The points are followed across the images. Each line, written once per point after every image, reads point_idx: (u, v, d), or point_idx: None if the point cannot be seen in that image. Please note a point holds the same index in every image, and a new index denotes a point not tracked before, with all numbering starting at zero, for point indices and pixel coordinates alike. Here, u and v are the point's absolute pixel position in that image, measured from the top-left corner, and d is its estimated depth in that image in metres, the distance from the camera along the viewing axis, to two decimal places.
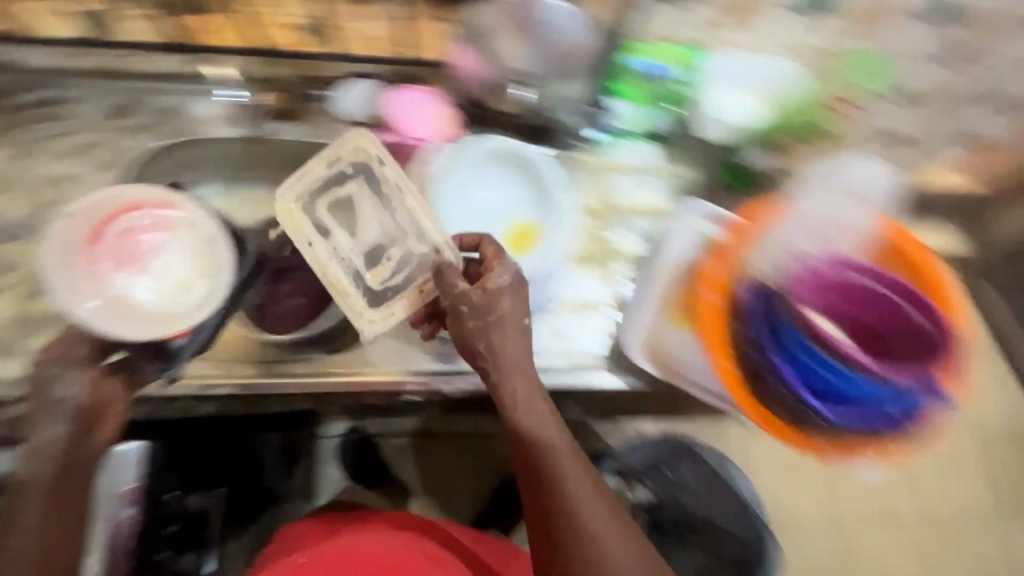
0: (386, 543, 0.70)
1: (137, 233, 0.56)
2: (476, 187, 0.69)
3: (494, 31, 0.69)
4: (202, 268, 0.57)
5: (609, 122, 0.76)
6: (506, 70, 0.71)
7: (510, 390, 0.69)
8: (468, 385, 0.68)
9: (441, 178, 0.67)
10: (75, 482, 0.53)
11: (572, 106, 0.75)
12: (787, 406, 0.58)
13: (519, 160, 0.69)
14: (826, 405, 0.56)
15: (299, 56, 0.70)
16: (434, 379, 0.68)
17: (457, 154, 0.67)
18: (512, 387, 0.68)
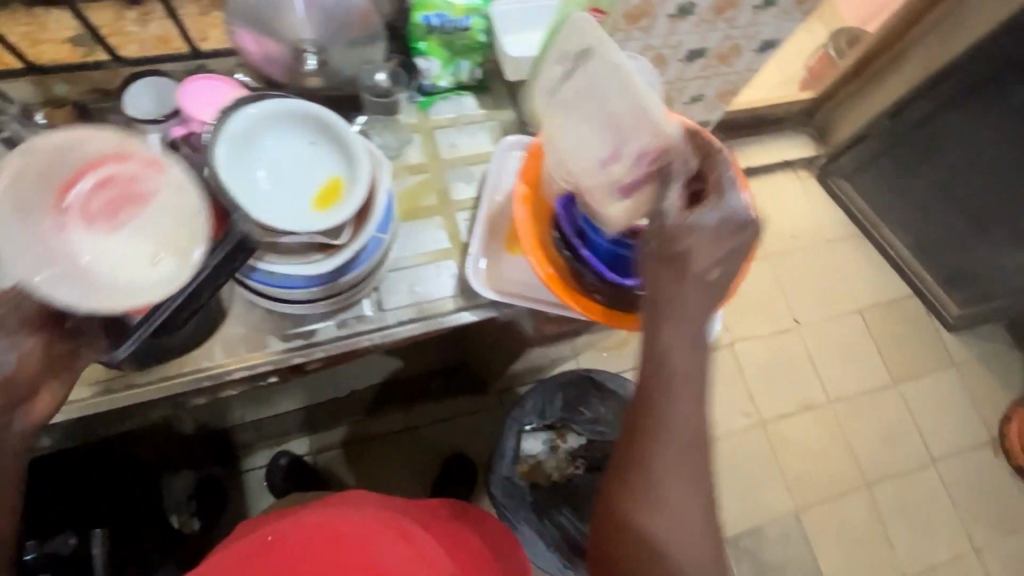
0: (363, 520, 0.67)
1: (124, 192, 0.56)
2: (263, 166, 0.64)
3: (263, 6, 0.67)
4: (178, 242, 0.56)
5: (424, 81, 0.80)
6: (294, 41, 0.69)
7: (365, 346, 0.70)
8: (323, 353, 0.69)
9: (217, 148, 0.60)
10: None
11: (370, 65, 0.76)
12: (610, 289, 0.63)
13: (300, 120, 0.65)
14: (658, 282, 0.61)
15: (77, 67, 0.73)
16: (290, 358, 0.68)
17: (228, 125, 0.61)
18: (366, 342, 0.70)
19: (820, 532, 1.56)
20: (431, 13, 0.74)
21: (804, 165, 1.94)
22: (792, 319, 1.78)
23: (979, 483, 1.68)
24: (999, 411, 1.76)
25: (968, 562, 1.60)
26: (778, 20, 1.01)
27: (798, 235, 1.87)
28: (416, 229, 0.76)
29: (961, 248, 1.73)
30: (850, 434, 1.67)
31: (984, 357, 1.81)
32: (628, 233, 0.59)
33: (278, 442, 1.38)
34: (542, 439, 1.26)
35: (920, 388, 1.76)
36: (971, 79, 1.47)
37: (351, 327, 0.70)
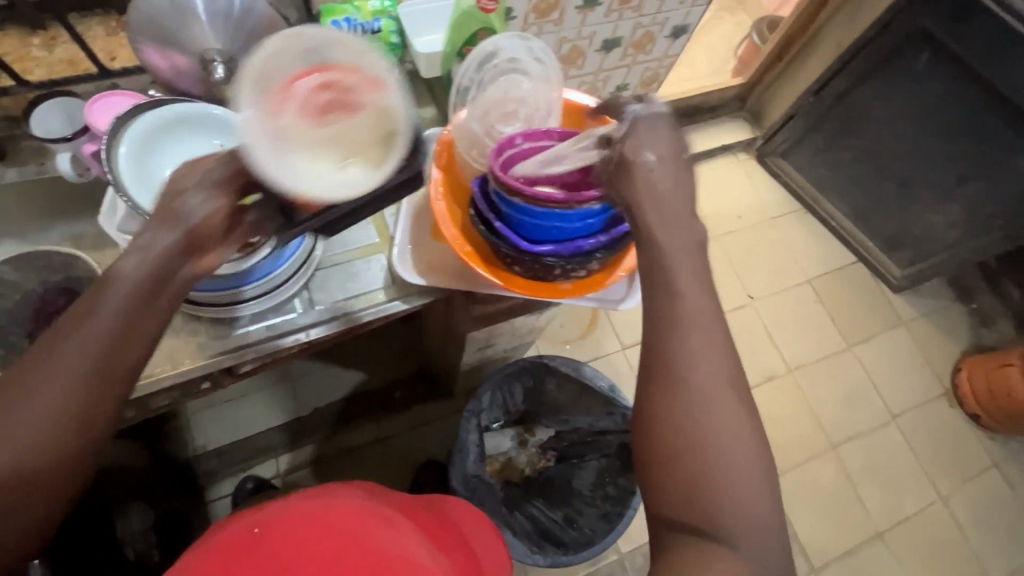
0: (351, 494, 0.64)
1: (338, 97, 0.56)
2: (169, 165, 0.64)
3: (167, 20, 0.68)
4: (367, 156, 0.57)
5: None
6: (203, 51, 0.71)
7: (296, 338, 0.71)
8: (253, 353, 0.70)
9: (118, 145, 0.60)
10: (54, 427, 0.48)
11: None
12: (523, 259, 0.64)
13: (208, 123, 0.66)
14: (563, 246, 0.63)
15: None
16: (219, 362, 0.68)
17: (131, 126, 0.62)
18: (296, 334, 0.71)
19: (793, 497, 1.59)
20: (339, 18, 0.76)
21: (743, 147, 2.03)
22: (746, 295, 1.83)
23: (940, 435, 1.73)
24: (952, 363, 1.82)
25: (938, 512, 1.63)
26: (683, 6, 1.08)
27: (744, 214, 1.94)
28: (345, 226, 0.78)
29: (893, 213, 1.80)
30: (812, 400, 1.72)
31: (931, 314, 1.88)
32: (528, 203, 0.60)
33: (245, 467, 1.34)
34: (511, 436, 1.30)
35: (874, 348, 1.81)
36: (878, 53, 1.54)
37: (277, 320, 0.71)
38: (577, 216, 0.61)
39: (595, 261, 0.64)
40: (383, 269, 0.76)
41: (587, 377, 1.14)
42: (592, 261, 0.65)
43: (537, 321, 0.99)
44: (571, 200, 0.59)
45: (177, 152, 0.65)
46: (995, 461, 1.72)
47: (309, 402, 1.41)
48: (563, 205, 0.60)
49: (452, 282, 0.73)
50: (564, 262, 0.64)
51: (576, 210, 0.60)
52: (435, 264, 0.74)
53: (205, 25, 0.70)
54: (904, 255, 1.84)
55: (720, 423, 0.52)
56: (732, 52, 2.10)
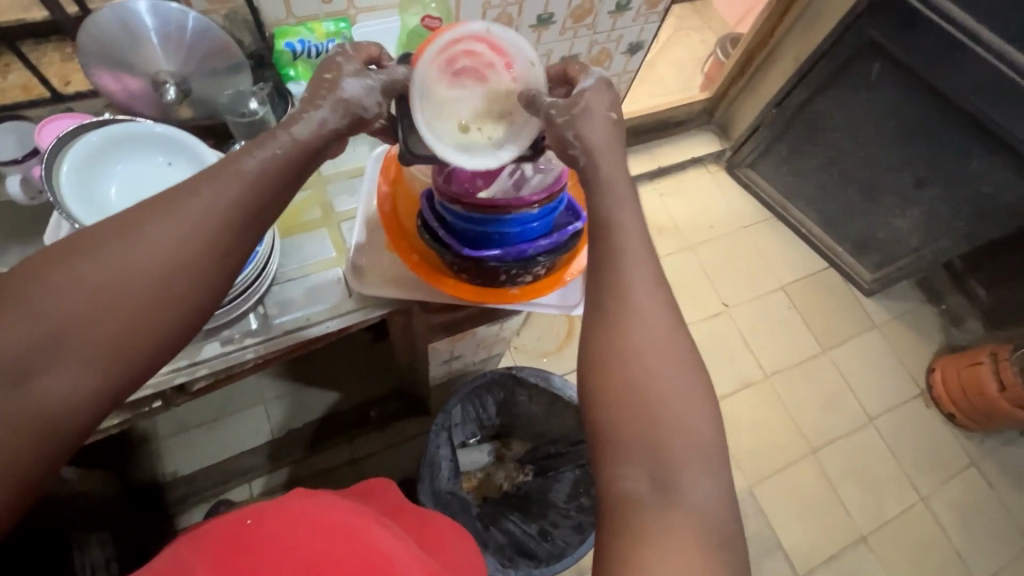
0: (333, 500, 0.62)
1: (475, 72, 0.62)
2: (113, 184, 0.65)
3: (117, 44, 0.70)
4: (490, 131, 0.63)
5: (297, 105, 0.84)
6: (154, 73, 0.73)
7: (249, 351, 0.72)
8: (206, 368, 0.70)
9: (60, 164, 0.63)
10: (102, 328, 0.44)
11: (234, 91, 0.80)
12: (468, 266, 0.67)
13: (150, 141, 0.68)
14: (507, 252, 0.66)
15: None
16: (169, 379, 0.68)
17: (72, 145, 0.64)
18: (250, 347, 0.71)
19: (776, 502, 1.59)
20: (293, 39, 0.81)
21: (712, 159, 2.08)
22: (721, 303, 1.85)
23: (918, 435, 1.74)
24: (926, 363, 1.85)
25: (920, 513, 1.63)
26: (636, 23, 1.17)
27: (716, 223, 1.98)
28: (300, 241, 0.80)
29: (858, 219, 1.84)
30: (790, 405, 1.73)
31: (902, 316, 1.91)
32: (466, 210, 0.64)
33: (215, 493, 1.30)
34: (488, 450, 1.31)
35: (849, 351, 1.83)
36: (833, 64, 1.60)
37: (231, 334, 0.72)
38: (514, 222, 0.65)
39: (539, 264, 0.68)
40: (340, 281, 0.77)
41: (556, 387, 1.14)
42: (535, 265, 0.68)
43: (501, 330, 0.99)
44: (505, 206, 0.63)
45: (120, 171, 0.66)
46: (973, 460, 1.73)
47: (284, 424, 1.39)
48: (498, 211, 0.63)
49: (403, 292, 0.74)
50: (508, 266, 0.67)
51: (512, 215, 0.64)
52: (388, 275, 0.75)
53: (154, 50, 0.71)
54: (873, 259, 1.88)
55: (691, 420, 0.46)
56: (698, 69, 2.17)
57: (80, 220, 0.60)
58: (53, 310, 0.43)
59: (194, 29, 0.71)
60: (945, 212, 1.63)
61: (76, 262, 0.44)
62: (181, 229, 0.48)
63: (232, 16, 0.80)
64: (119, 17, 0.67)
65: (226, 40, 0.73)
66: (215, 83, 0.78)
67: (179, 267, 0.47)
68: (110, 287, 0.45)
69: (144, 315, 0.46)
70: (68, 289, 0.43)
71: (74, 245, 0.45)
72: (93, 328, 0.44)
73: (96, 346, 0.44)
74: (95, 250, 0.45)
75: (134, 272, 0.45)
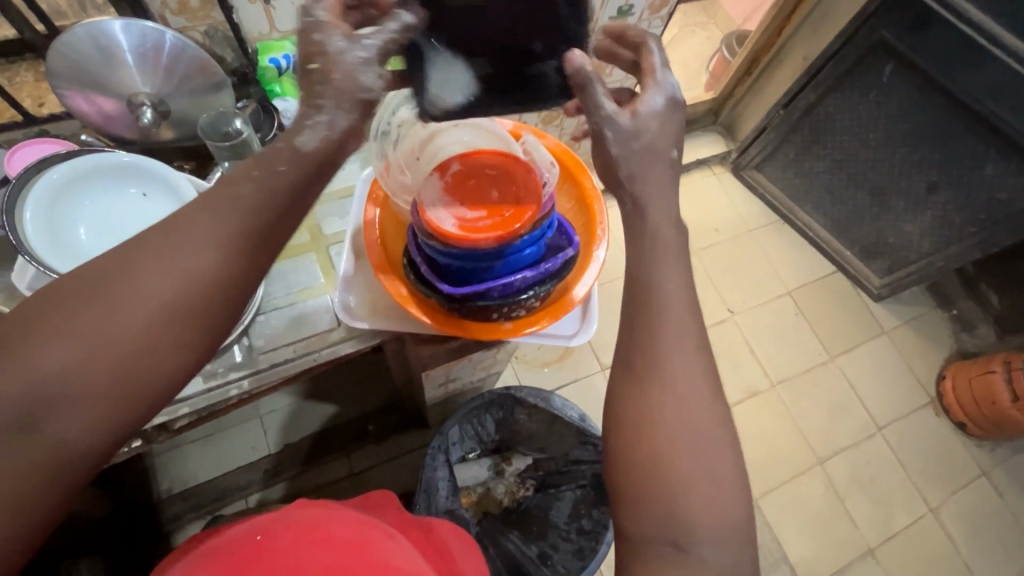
0: (343, 515, 0.59)
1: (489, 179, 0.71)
2: (80, 221, 0.63)
3: (90, 65, 0.67)
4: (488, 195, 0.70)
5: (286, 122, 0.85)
6: (131, 95, 0.71)
7: (239, 381, 0.71)
8: (189, 405, 0.69)
9: (23, 211, 0.60)
10: (82, 380, 0.43)
11: (210, 107, 0.77)
12: (456, 304, 0.68)
13: (122, 172, 0.66)
14: (495, 288, 0.67)
15: None
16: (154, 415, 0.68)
17: (35, 183, 0.61)
18: (240, 379, 0.71)
19: (782, 516, 1.56)
20: (278, 55, 0.81)
21: (717, 160, 2.03)
22: (726, 309, 1.81)
23: (928, 446, 1.70)
24: (936, 370, 1.81)
25: (928, 525, 1.60)
26: (639, 28, 1.13)
27: (721, 228, 1.93)
28: (286, 267, 0.78)
29: (867, 222, 1.79)
30: (796, 415, 1.69)
31: (912, 322, 1.87)
32: (446, 249, 0.66)
33: (211, 510, 1.28)
34: (487, 465, 1.27)
35: (858, 358, 1.79)
36: (843, 64, 1.54)
37: (218, 365, 0.71)
38: (493, 255, 0.66)
39: (528, 297, 0.68)
40: (328, 309, 0.76)
41: (557, 407, 1.11)
42: (523, 301, 0.69)
43: (498, 352, 0.96)
44: (482, 241, 0.65)
45: (89, 207, 0.64)
46: (984, 470, 1.69)
47: (281, 438, 1.37)
48: (477, 245, 0.65)
49: (393, 326, 0.72)
50: (498, 303, 0.67)
51: (491, 248, 0.65)
52: (378, 306, 0.74)
53: (128, 72, 0.69)
54: (882, 264, 1.83)
55: (690, 476, 0.49)
56: (704, 66, 2.11)
57: (44, 260, 0.58)
58: (45, 361, 0.42)
59: (174, 52, 0.69)
60: (957, 218, 1.58)
61: (66, 308, 0.44)
62: (173, 266, 0.47)
63: (210, 32, 0.78)
64: (90, 34, 0.65)
65: (205, 60, 0.71)
66: (191, 103, 0.76)
67: (156, 310, 0.46)
68: (102, 332, 0.44)
69: (134, 358, 0.45)
70: (59, 338, 0.43)
71: (70, 292, 0.45)
72: (89, 374, 0.43)
73: (92, 390, 0.43)
74: (68, 302, 0.44)
75: (109, 322, 0.44)
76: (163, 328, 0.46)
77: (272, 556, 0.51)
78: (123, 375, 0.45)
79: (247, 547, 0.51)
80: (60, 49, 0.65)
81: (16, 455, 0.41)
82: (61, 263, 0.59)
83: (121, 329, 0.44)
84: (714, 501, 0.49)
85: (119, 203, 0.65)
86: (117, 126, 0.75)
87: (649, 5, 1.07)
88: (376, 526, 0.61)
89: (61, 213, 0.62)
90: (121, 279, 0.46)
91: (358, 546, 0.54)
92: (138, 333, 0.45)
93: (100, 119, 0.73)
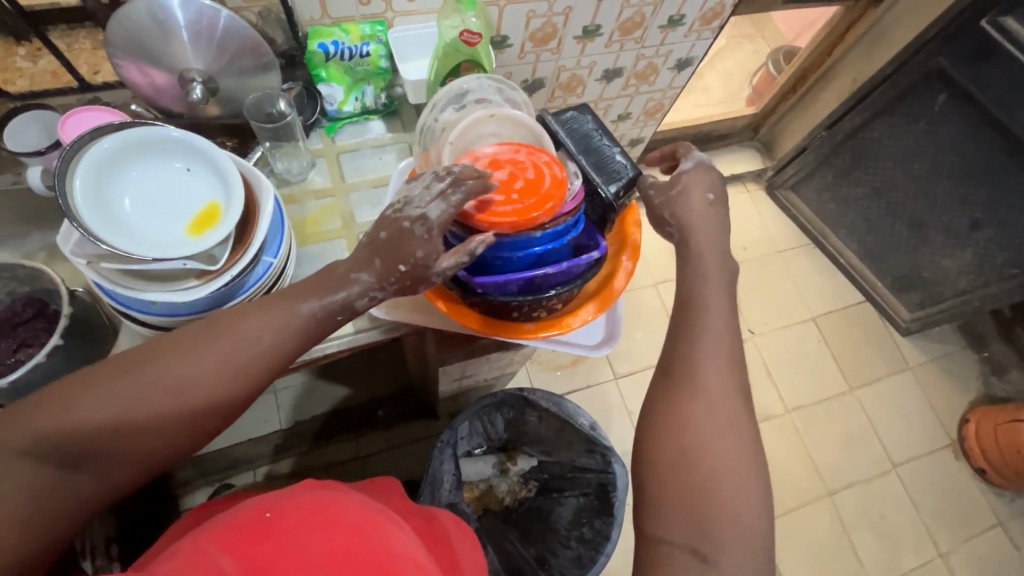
0: (354, 500, 0.60)
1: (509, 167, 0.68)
2: (127, 194, 0.65)
3: (147, 39, 0.69)
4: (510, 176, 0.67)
5: (328, 107, 0.86)
6: (183, 70, 0.73)
7: None
8: None
9: (73, 179, 0.61)
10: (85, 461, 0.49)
11: (256, 88, 0.79)
12: (477, 297, 0.68)
13: (167, 149, 0.67)
14: (516, 283, 0.66)
15: None
16: None
17: (82, 155, 0.62)
18: None
19: (784, 544, 1.53)
20: (326, 40, 0.80)
21: (752, 177, 1.99)
22: (747, 329, 1.78)
23: (944, 488, 1.65)
24: (959, 413, 1.75)
25: (936, 570, 1.55)
26: (687, 39, 1.11)
27: (750, 246, 1.89)
28: (318, 252, 0.79)
29: (902, 254, 1.74)
30: (809, 443, 1.66)
31: (939, 360, 1.81)
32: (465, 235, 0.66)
33: (219, 478, 1.31)
34: (493, 463, 1.26)
35: (878, 392, 1.75)
36: (894, 90, 1.50)
37: None
38: (515, 248, 0.66)
39: (551, 297, 0.68)
40: None
41: (569, 413, 1.11)
42: (545, 300, 0.68)
43: (515, 354, 0.96)
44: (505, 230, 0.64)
45: (135, 178, 0.66)
46: (1001, 520, 1.64)
47: (292, 415, 1.39)
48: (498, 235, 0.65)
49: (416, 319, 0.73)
50: (517, 299, 0.67)
51: (513, 238, 0.65)
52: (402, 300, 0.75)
53: (182, 48, 0.71)
54: (914, 298, 1.77)
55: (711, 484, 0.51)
56: (747, 81, 2.07)
57: (91, 229, 0.59)
58: (97, 421, 0.48)
59: (231, 33, 0.71)
60: (998, 258, 1.53)
61: (131, 376, 0.50)
62: (230, 360, 0.53)
63: (264, 14, 0.79)
64: (150, 7, 0.66)
65: (258, 42, 0.73)
66: (239, 83, 0.77)
67: (162, 409, 0.51)
68: (152, 408, 0.50)
69: (167, 434, 0.51)
70: (117, 402, 0.49)
71: (140, 362, 0.51)
72: (128, 439, 0.50)
73: (129, 451, 0.50)
74: (75, 403, 0.48)
75: (133, 408, 0.49)
76: (203, 416, 0.53)
77: (281, 535, 0.51)
78: (155, 445, 0.51)
79: (263, 519, 0.53)
80: (120, 21, 0.66)
81: (54, 490, 0.48)
82: (105, 232, 0.60)
83: (168, 411, 0.51)
84: (733, 511, 0.50)
85: (159, 182, 0.67)
86: (165, 99, 0.76)
87: (700, 16, 1.06)
88: (385, 514, 0.62)
89: (104, 187, 0.63)
90: (180, 362, 0.52)
91: (375, 529, 0.56)
92: (180, 415, 0.52)
93: (148, 90, 0.75)
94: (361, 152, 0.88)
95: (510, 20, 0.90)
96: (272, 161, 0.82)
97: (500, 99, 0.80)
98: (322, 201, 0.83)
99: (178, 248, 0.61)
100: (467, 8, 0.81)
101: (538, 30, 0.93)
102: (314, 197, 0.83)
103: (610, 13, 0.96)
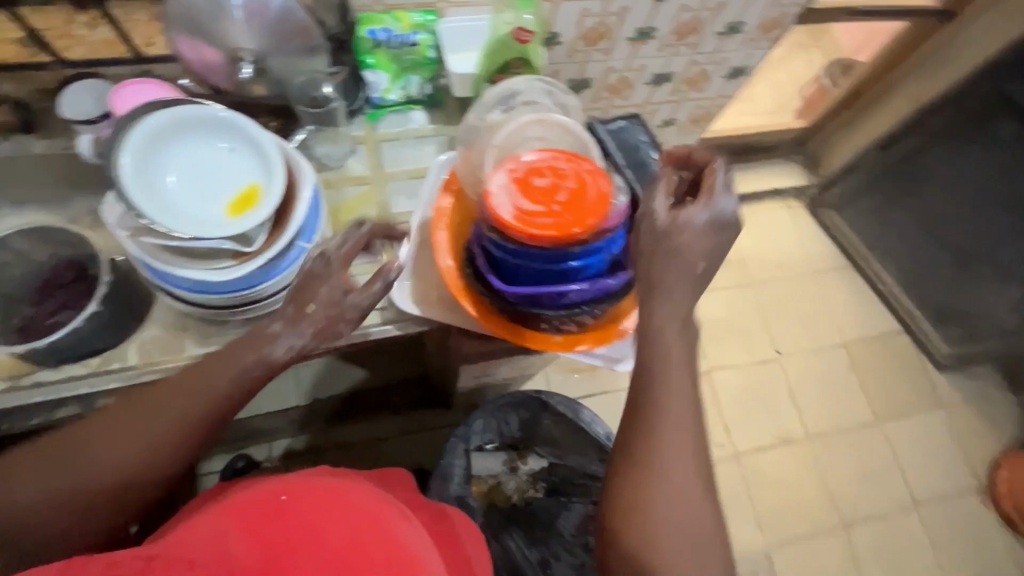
0: (366, 488, 0.60)
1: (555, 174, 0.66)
2: (171, 172, 0.65)
3: (202, 15, 0.70)
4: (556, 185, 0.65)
5: (372, 94, 0.86)
6: (233, 49, 0.73)
7: None
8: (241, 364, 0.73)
9: (121, 155, 0.62)
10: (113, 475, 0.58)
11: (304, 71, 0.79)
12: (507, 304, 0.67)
13: (212, 129, 0.67)
14: (548, 294, 0.66)
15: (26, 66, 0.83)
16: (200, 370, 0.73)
17: (131, 133, 0.63)
18: None
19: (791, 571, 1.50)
20: (376, 27, 0.82)
21: (793, 194, 1.90)
22: (773, 349, 1.73)
23: (966, 533, 1.59)
24: (991, 457, 1.67)
25: None
26: (744, 48, 1.07)
27: (785, 263, 1.83)
28: None
29: None
30: (827, 471, 1.61)
31: (975, 400, 1.73)
32: (504, 241, 0.64)
33: (236, 447, 1.34)
34: (503, 460, 1.24)
35: (906, 427, 1.68)
36: None
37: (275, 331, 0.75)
38: (553, 258, 0.64)
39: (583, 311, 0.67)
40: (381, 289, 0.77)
41: (585, 420, 1.10)
42: (575, 312, 0.67)
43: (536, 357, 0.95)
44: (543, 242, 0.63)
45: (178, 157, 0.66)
46: None
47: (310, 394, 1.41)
48: (537, 246, 0.64)
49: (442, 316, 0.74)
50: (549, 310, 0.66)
51: (552, 249, 0.64)
52: (430, 297, 0.75)
53: (236, 28, 0.71)
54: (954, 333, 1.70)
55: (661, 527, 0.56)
56: (798, 92, 1.99)
57: (135, 205, 0.60)
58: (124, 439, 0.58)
59: (287, 16, 0.71)
60: None
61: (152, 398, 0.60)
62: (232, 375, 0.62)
63: None
64: None
65: (310, 25, 0.72)
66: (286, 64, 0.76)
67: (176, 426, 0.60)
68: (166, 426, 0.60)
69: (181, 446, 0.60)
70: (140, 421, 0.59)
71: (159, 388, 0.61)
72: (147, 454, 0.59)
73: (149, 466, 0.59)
74: (66, 443, 0.58)
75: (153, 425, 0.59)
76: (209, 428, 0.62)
77: (296, 520, 0.51)
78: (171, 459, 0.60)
79: (278, 501, 0.53)
80: None
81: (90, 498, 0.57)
82: (147, 208, 0.61)
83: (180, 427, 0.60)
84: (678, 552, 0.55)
85: (200, 162, 0.67)
86: (212, 76, 0.76)
87: (760, 25, 1.01)
88: (395, 504, 0.62)
89: (147, 164, 0.64)
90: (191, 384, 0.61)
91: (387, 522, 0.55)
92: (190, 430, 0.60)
93: (198, 66, 0.75)
94: (402, 142, 0.87)
95: (563, 17, 0.88)
96: (314, 146, 0.82)
97: (549, 103, 0.79)
98: (358, 190, 0.83)
99: (215, 229, 0.62)
100: (522, 6, 0.80)
101: (590, 30, 0.90)
102: (350, 185, 0.83)
103: (667, 16, 0.93)
